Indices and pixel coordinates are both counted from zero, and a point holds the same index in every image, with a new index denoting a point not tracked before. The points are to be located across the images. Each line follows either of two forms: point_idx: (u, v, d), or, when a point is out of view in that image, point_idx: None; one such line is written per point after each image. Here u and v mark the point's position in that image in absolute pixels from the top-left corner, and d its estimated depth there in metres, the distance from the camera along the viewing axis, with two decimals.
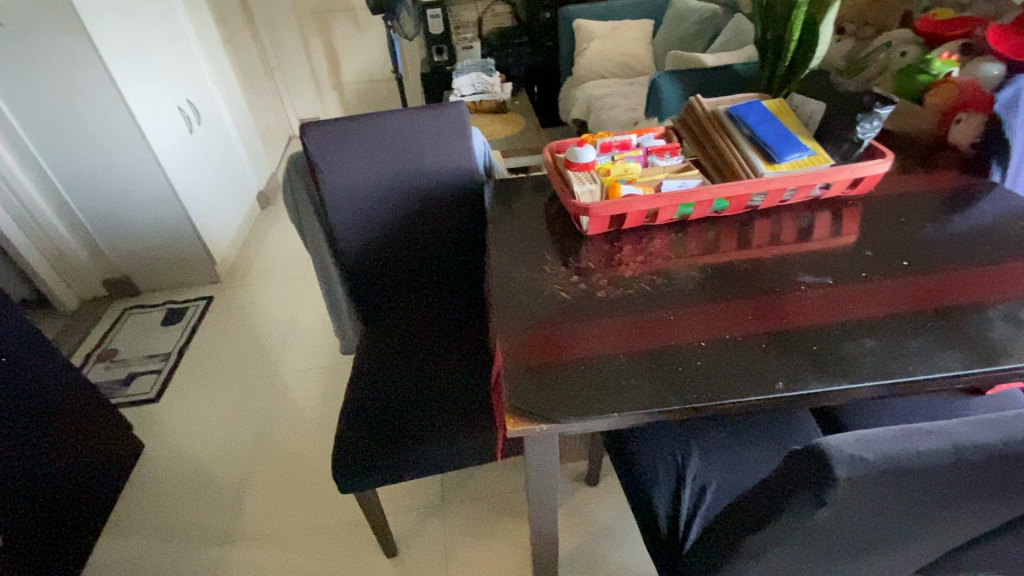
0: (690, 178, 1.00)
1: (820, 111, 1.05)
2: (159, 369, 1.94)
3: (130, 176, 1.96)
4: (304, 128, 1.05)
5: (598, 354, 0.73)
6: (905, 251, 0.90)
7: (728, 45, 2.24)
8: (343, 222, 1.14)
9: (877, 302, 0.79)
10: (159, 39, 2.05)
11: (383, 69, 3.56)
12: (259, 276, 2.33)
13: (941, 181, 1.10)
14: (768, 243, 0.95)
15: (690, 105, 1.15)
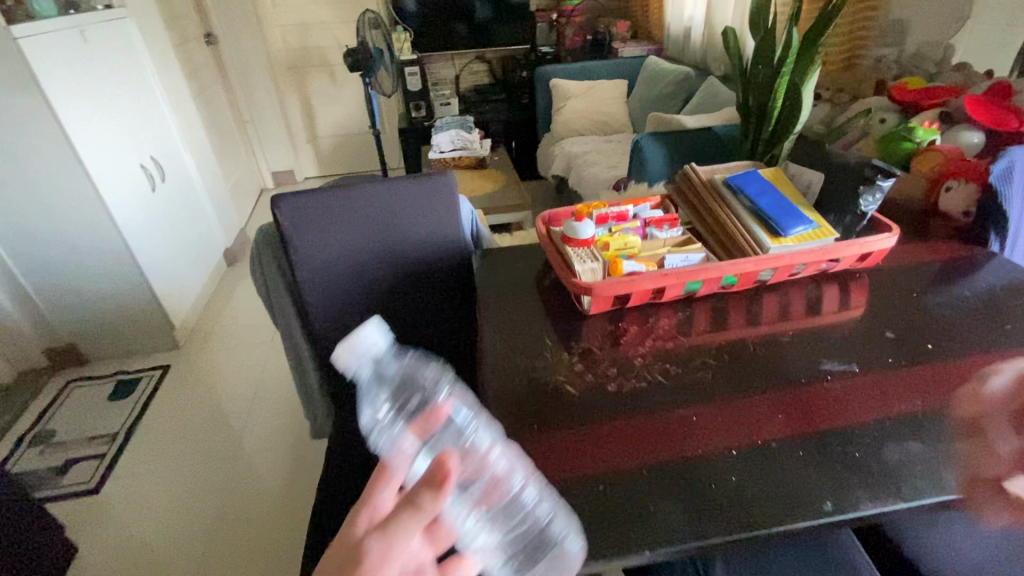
0: (693, 251, 0.95)
1: (818, 181, 1.02)
2: (103, 453, 1.72)
3: (82, 237, 1.82)
4: (275, 200, 0.95)
5: (615, 468, 0.64)
6: (925, 330, 0.85)
7: (703, 105, 2.29)
8: (316, 299, 1.04)
9: (910, 395, 0.72)
10: (124, 96, 1.96)
11: (359, 123, 3.55)
12: (223, 340, 2.17)
13: (940, 251, 1.07)
14: (782, 323, 0.89)
15: (685, 174, 1.11)
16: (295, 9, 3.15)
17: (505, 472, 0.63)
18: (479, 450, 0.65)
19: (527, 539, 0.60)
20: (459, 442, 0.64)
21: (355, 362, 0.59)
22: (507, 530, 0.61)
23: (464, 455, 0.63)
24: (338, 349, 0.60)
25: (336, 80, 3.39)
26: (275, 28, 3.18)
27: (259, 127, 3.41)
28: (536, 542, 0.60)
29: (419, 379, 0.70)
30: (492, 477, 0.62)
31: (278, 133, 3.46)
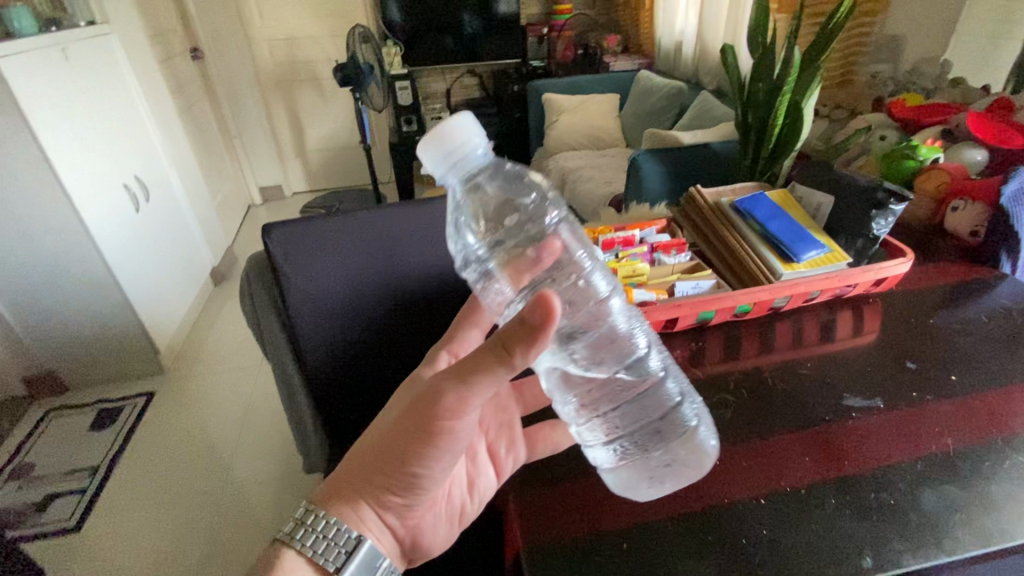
0: (704, 278, 0.93)
1: (829, 204, 1.00)
2: (84, 488, 1.63)
3: (61, 260, 1.74)
4: (266, 230, 0.90)
5: (638, 524, 0.60)
6: (946, 359, 0.82)
7: (697, 120, 2.28)
8: (308, 334, 0.97)
9: (939, 431, 0.69)
10: (107, 114, 1.90)
11: (349, 137, 3.51)
12: (210, 363, 2.10)
13: (952, 272, 1.05)
14: (798, 352, 0.86)
15: (691, 197, 1.09)
16: (283, 23, 3.11)
17: (631, 334, 0.70)
18: (599, 304, 0.71)
19: (650, 404, 0.69)
20: (573, 287, 0.72)
21: (451, 166, 0.58)
22: (629, 398, 0.69)
23: (597, 318, 0.70)
24: (426, 142, 0.58)
25: (325, 94, 3.34)
26: (263, 42, 3.14)
27: (246, 143, 3.35)
28: (661, 412, 0.69)
29: (513, 198, 0.74)
30: (620, 339, 0.70)
31: (266, 148, 3.40)
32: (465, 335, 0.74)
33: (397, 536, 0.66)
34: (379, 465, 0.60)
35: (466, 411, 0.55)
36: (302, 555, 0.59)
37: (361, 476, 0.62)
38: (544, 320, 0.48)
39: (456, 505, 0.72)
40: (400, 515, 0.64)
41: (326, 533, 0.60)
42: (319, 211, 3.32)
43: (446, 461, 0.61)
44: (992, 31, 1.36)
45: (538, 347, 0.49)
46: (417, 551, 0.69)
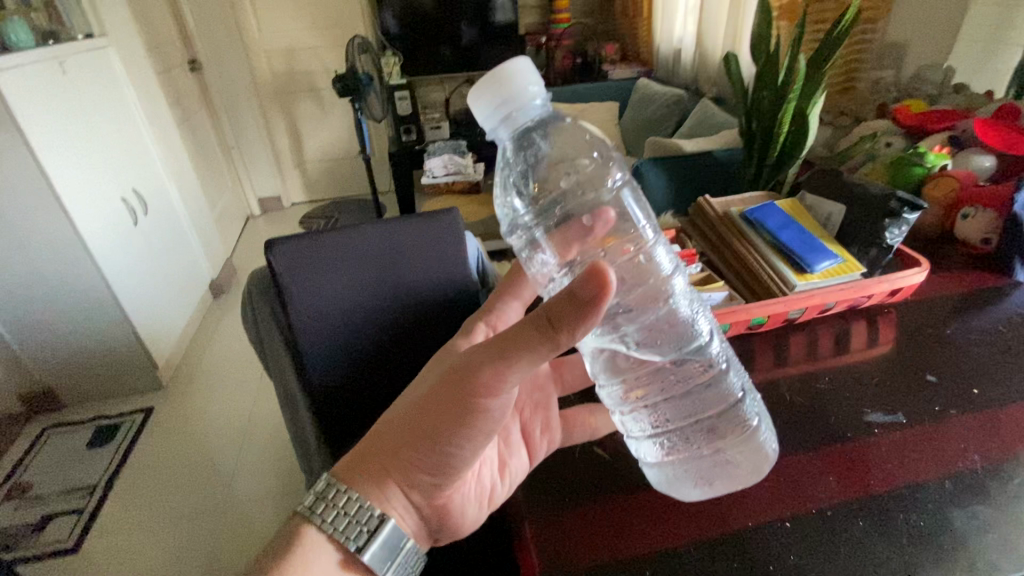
0: (716, 291, 0.91)
1: (840, 212, 0.98)
2: (82, 507, 1.59)
3: (58, 276, 1.72)
4: (270, 246, 0.88)
5: (661, 550, 0.58)
6: (967, 372, 0.80)
7: (698, 128, 2.28)
8: (313, 352, 0.94)
9: (966, 448, 0.67)
10: (105, 127, 1.89)
11: (348, 147, 3.50)
12: (209, 378, 2.07)
13: (966, 280, 1.04)
14: (815, 365, 0.84)
15: (699, 207, 1.07)
16: (281, 34, 3.11)
17: (691, 319, 0.71)
18: (658, 283, 0.73)
19: (706, 398, 0.71)
20: (633, 262, 0.74)
21: (502, 116, 0.58)
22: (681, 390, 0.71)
23: (653, 312, 0.72)
24: (480, 91, 0.58)
25: (324, 104, 3.34)
26: (261, 53, 3.13)
27: (245, 154, 3.34)
28: (715, 409, 0.70)
29: (567, 160, 0.76)
30: (681, 326, 0.71)
31: (265, 159, 3.39)
32: (506, 307, 0.75)
33: (421, 517, 0.64)
34: (407, 445, 0.60)
35: (503, 389, 0.55)
36: (325, 532, 0.58)
37: (386, 455, 0.61)
38: (593, 291, 0.47)
39: (487, 486, 0.69)
40: (425, 495, 0.63)
41: (349, 511, 0.59)
42: (318, 221, 3.31)
43: (476, 443, 0.60)
44: (996, 36, 1.35)
45: (589, 322, 0.48)
46: (441, 532, 0.68)
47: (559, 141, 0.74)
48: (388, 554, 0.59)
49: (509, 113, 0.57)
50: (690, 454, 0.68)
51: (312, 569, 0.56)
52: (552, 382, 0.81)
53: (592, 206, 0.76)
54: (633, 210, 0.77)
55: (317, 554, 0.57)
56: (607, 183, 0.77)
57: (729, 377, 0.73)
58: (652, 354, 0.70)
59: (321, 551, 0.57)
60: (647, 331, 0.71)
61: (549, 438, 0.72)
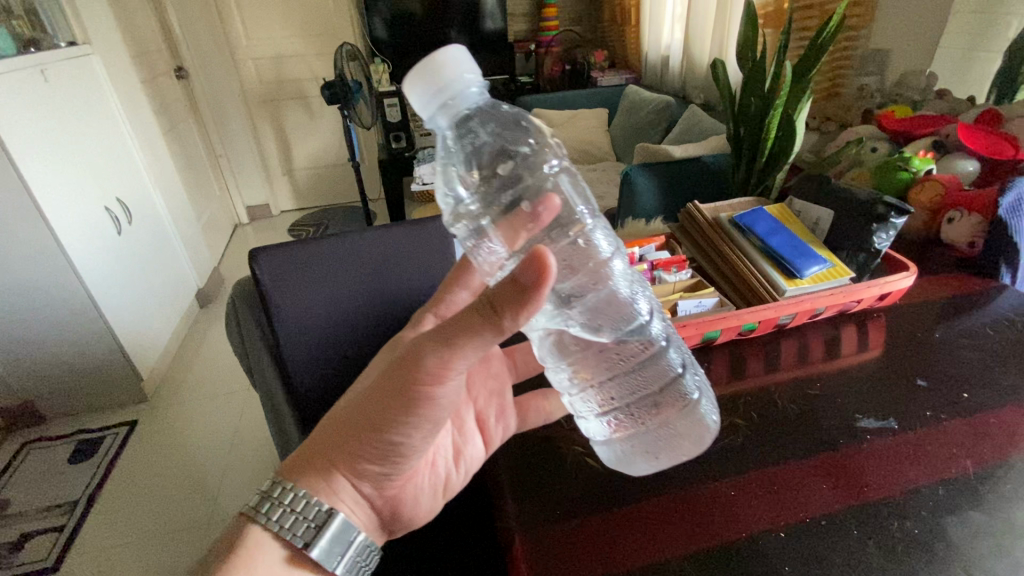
0: (707, 296, 0.91)
1: (828, 218, 0.99)
2: (62, 525, 1.55)
3: (38, 287, 1.68)
4: (254, 255, 0.86)
5: (653, 563, 0.57)
6: (956, 376, 0.80)
7: (685, 134, 2.29)
8: (298, 364, 0.92)
9: (958, 454, 0.67)
10: (88, 135, 1.86)
11: (337, 154, 3.49)
12: (195, 389, 2.03)
13: (954, 284, 1.04)
14: (806, 370, 0.84)
15: (689, 212, 1.07)
16: (269, 41, 3.09)
17: (631, 297, 0.68)
18: (599, 265, 0.68)
19: (650, 375, 0.69)
20: (571, 245, 0.69)
21: (440, 103, 0.57)
22: (626, 367, 0.68)
23: (595, 292, 0.67)
24: (415, 79, 0.57)
25: (313, 112, 3.32)
26: (249, 61, 3.11)
27: (232, 162, 3.30)
28: (660, 385, 0.69)
29: (509, 146, 0.73)
30: (620, 304, 0.67)
31: (253, 168, 3.36)
32: (453, 296, 0.74)
33: (375, 509, 0.65)
34: (354, 439, 0.60)
35: (448, 379, 0.55)
36: (271, 530, 0.59)
37: (334, 451, 0.61)
38: (536, 277, 0.47)
39: (442, 476, 0.70)
40: (376, 488, 0.64)
41: (295, 509, 0.59)
42: (307, 229, 3.28)
43: (423, 435, 0.60)
44: (978, 43, 1.37)
45: (531, 308, 0.48)
46: (397, 524, 0.68)
47: (499, 127, 0.72)
48: (337, 548, 0.60)
49: (445, 100, 0.57)
50: (639, 432, 0.67)
51: (260, 566, 0.57)
52: (505, 368, 0.81)
53: (535, 192, 0.72)
54: (575, 193, 0.73)
55: (264, 552, 0.58)
56: (545, 166, 0.74)
57: (674, 353, 0.71)
58: (596, 336, 0.67)
59: (268, 548, 0.59)
60: (591, 314, 0.66)
61: (502, 426, 0.74)
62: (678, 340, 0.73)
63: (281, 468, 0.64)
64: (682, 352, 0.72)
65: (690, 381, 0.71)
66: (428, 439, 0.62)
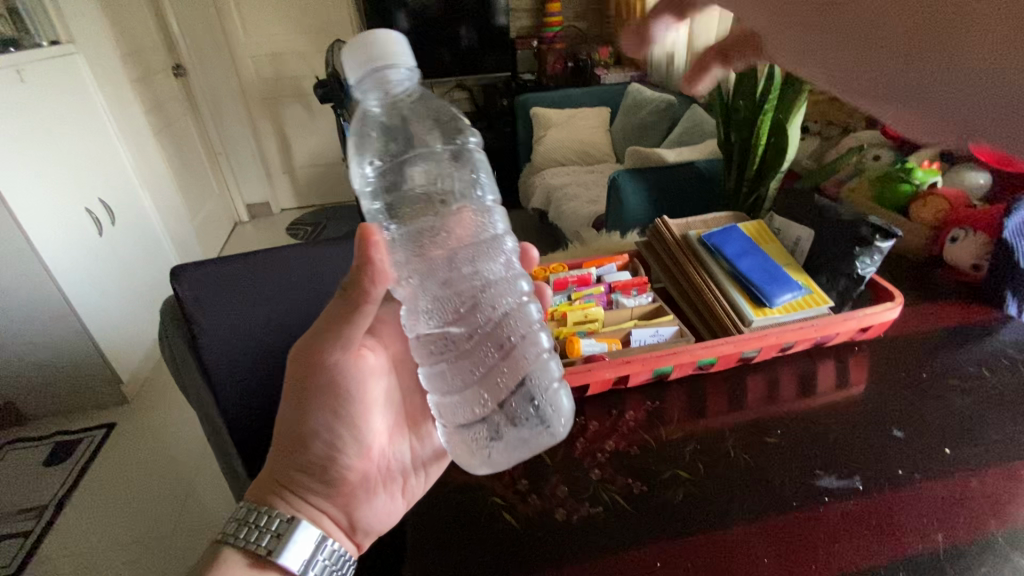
0: (665, 324, 0.84)
1: (808, 238, 0.89)
2: (29, 530, 1.53)
3: (12, 288, 1.67)
4: (175, 271, 0.81)
5: None
6: (940, 426, 0.71)
7: (685, 135, 2.18)
8: (223, 390, 0.86)
9: (927, 526, 0.58)
10: (69, 135, 1.84)
11: (336, 152, 3.45)
12: (174, 391, 2.00)
13: (952, 313, 0.93)
14: (770, 411, 0.75)
15: (657, 228, 0.97)
16: (267, 39, 3.07)
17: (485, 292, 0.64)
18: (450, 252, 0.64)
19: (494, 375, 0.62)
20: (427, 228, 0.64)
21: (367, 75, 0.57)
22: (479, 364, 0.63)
23: (421, 273, 0.63)
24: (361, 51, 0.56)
25: (312, 109, 3.29)
26: (247, 58, 3.09)
27: (232, 159, 3.29)
28: (478, 385, 0.62)
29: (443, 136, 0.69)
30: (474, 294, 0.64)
31: (252, 165, 3.35)
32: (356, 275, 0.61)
33: (337, 518, 0.61)
34: (287, 440, 0.59)
35: (334, 358, 0.59)
36: (237, 548, 0.54)
37: (275, 463, 0.59)
38: (369, 244, 0.53)
39: (399, 475, 0.65)
40: (327, 493, 0.60)
41: (257, 522, 0.55)
42: (305, 227, 3.26)
43: (342, 417, 0.60)
44: None
45: (377, 274, 0.53)
46: (363, 534, 0.63)
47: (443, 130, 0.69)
48: (308, 557, 0.56)
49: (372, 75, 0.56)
50: (451, 428, 0.64)
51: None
52: None
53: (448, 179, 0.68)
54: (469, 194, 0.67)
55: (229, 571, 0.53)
56: (474, 177, 0.68)
57: (519, 350, 0.63)
58: (415, 319, 0.64)
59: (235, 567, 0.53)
60: (411, 294, 0.64)
61: None
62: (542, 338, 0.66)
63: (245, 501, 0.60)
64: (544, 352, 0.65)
65: (528, 386, 0.63)
66: (353, 420, 0.61)
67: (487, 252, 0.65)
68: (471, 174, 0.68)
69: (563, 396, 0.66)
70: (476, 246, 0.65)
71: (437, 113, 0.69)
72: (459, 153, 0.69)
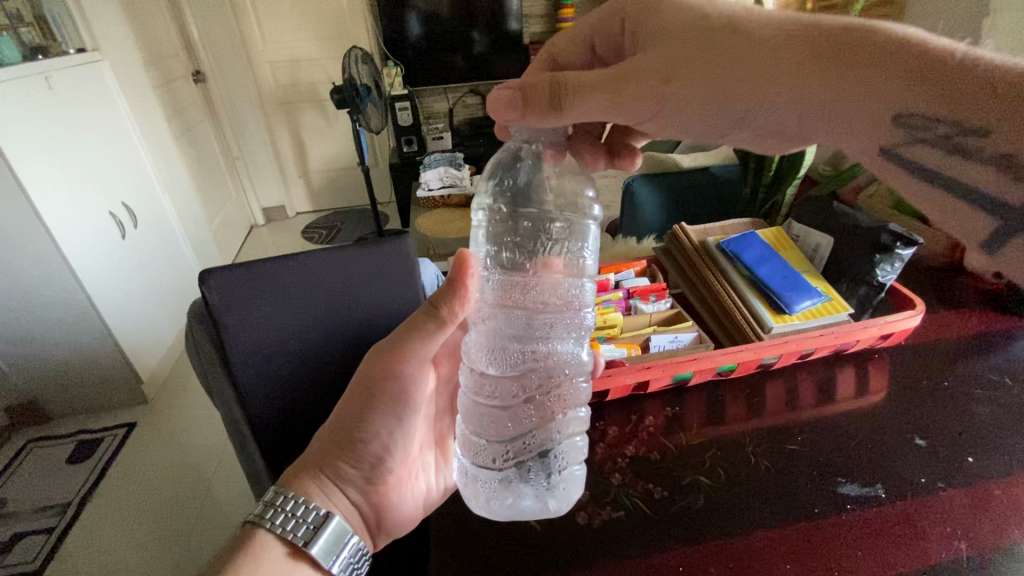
0: (683, 330, 0.85)
1: (828, 244, 0.90)
2: (53, 527, 1.56)
3: (39, 289, 1.71)
4: (203, 275, 0.81)
5: None
6: (963, 435, 0.71)
7: None
8: (248, 390, 0.87)
9: (951, 535, 0.58)
10: (93, 140, 1.89)
11: (350, 156, 3.49)
12: (193, 392, 2.04)
13: (973, 321, 0.93)
14: (789, 416, 0.75)
15: (675, 234, 0.98)
16: (285, 45, 3.11)
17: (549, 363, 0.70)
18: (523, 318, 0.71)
19: (532, 440, 0.68)
20: (507, 287, 0.71)
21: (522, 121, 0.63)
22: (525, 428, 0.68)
23: (496, 324, 0.70)
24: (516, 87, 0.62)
25: (327, 114, 3.34)
26: (265, 64, 3.13)
27: (248, 163, 3.34)
28: (499, 436, 0.68)
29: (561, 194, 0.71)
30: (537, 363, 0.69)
31: (268, 169, 3.39)
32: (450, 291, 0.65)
33: (364, 513, 0.63)
34: (342, 431, 0.62)
35: (406, 371, 0.65)
36: (272, 534, 0.54)
37: (323, 450, 0.61)
38: (465, 273, 0.64)
39: (423, 487, 0.68)
40: (363, 489, 0.63)
41: (293, 510, 0.55)
42: (320, 231, 3.30)
43: (399, 421, 0.65)
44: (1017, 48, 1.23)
45: (465, 299, 0.65)
46: (383, 530, 0.66)
47: (571, 195, 0.71)
48: (339, 551, 0.56)
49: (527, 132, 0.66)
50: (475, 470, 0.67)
51: (262, 569, 0.52)
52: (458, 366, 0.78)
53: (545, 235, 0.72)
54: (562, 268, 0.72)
55: (265, 558, 0.53)
56: (581, 247, 0.72)
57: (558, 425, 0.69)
58: (475, 351, 0.70)
59: (272, 555, 0.53)
60: (483, 340, 0.70)
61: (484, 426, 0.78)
62: (575, 423, 0.70)
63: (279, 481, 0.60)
64: (575, 437, 0.69)
65: (543, 457, 0.67)
66: (404, 427, 0.66)
67: (559, 336, 0.71)
68: (580, 244, 0.72)
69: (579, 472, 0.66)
70: (552, 319, 0.71)
71: (571, 177, 0.71)
72: (577, 219, 0.72)
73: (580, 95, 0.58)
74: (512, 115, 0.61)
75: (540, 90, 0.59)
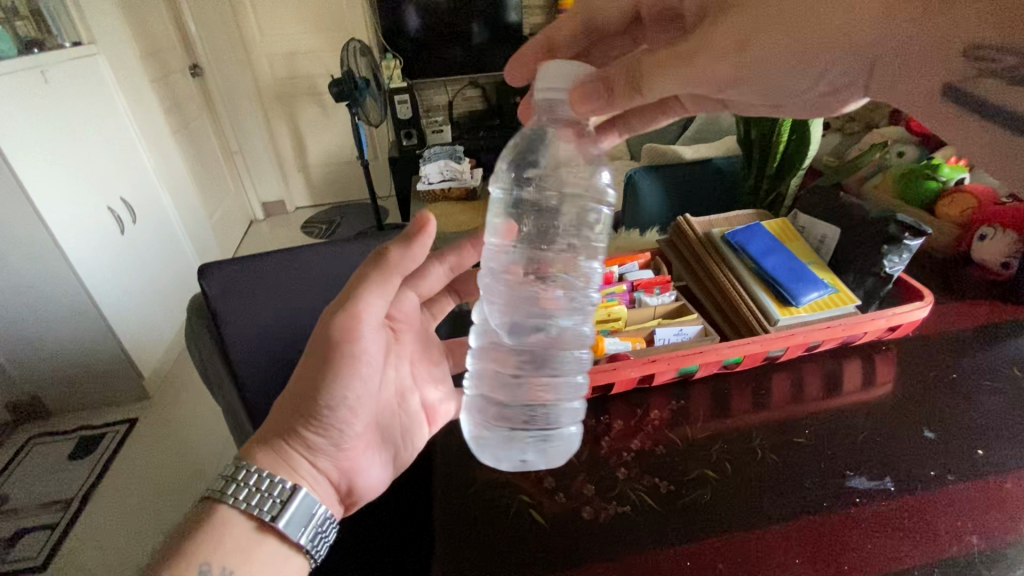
0: (688, 323, 0.84)
1: (835, 236, 0.89)
2: (55, 522, 1.56)
3: (39, 285, 1.70)
4: (203, 270, 0.82)
5: None
6: (971, 427, 0.70)
7: (702, 132, 2.15)
8: (249, 385, 0.87)
9: (960, 527, 0.58)
10: (90, 135, 1.87)
11: (349, 150, 3.47)
12: (194, 388, 2.03)
13: (981, 312, 0.92)
14: (797, 410, 0.74)
15: (679, 226, 0.97)
16: (283, 38, 3.08)
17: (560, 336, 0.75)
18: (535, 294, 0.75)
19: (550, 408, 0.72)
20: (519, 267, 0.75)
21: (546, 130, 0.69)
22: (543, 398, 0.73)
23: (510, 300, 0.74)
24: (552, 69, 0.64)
25: (326, 108, 3.31)
26: (262, 58, 3.10)
27: (247, 157, 3.32)
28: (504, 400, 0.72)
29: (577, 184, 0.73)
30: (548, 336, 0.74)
31: (267, 163, 3.37)
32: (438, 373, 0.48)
33: (335, 483, 0.60)
34: (304, 397, 0.56)
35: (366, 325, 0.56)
36: (237, 510, 0.53)
37: (285, 418, 0.57)
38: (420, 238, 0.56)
39: (391, 449, 0.66)
40: (332, 458, 0.59)
41: (258, 486, 0.54)
42: (320, 225, 3.29)
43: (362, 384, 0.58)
44: None
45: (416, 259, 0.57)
46: (357, 497, 0.63)
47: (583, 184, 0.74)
48: (307, 523, 0.55)
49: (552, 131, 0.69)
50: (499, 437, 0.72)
51: (224, 545, 0.51)
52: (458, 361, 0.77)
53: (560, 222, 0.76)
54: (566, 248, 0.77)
55: (230, 533, 0.52)
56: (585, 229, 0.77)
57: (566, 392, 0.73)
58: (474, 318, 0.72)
59: (234, 529, 0.52)
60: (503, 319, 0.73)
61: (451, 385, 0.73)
62: (575, 390, 0.73)
63: (242, 451, 0.58)
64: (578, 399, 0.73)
65: (540, 422, 0.72)
66: (372, 389, 0.60)
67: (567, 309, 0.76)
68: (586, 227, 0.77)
69: (570, 436, 0.70)
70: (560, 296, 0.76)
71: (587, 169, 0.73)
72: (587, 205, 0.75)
73: (659, 76, 0.58)
74: (595, 105, 0.60)
75: (620, 78, 0.59)
